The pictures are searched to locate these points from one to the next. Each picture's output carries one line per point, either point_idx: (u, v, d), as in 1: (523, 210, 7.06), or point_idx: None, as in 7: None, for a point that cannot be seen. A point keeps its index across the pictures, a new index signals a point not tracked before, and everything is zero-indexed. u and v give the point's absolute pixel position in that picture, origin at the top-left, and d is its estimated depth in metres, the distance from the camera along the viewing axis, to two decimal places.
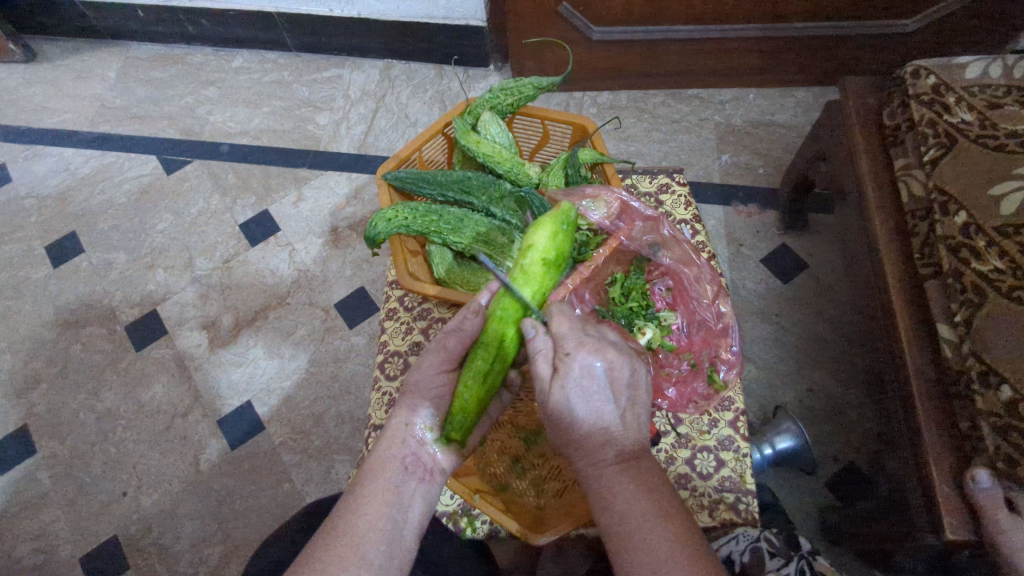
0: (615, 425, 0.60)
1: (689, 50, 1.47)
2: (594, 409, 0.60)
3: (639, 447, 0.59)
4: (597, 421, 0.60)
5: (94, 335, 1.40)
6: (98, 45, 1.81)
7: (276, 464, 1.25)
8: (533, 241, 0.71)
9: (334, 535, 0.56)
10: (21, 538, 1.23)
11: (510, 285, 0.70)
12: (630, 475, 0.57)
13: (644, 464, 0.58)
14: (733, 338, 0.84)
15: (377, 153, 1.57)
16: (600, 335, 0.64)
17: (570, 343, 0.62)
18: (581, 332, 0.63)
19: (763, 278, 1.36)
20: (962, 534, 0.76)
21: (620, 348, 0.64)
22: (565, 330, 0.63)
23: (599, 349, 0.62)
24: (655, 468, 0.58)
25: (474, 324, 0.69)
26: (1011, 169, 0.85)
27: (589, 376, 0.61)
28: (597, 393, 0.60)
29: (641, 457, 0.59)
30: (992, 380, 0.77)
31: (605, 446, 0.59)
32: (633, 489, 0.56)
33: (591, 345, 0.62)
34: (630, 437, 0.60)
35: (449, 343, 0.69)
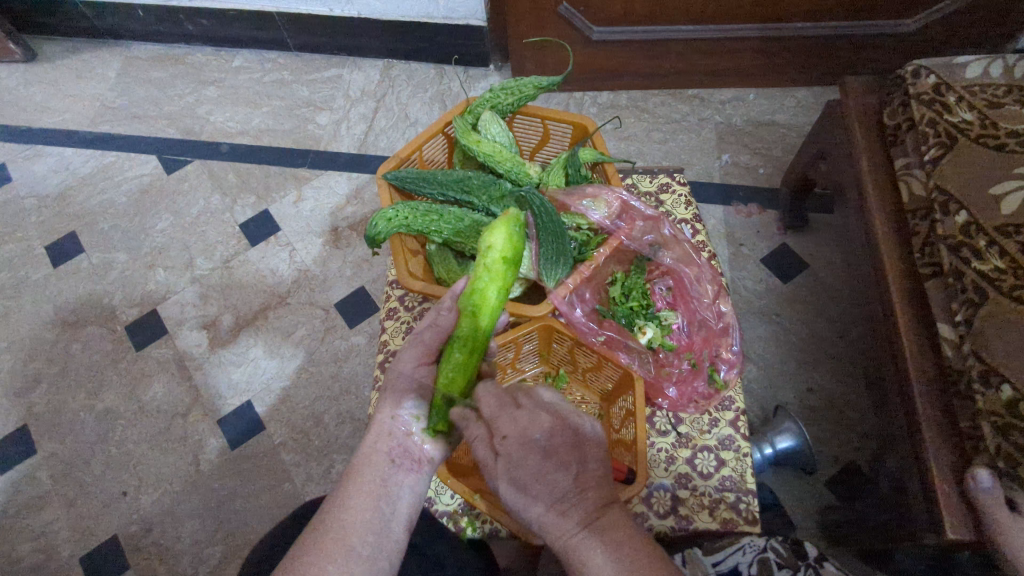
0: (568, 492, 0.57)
1: (688, 50, 1.47)
2: (543, 482, 0.57)
3: (600, 503, 0.57)
4: (548, 493, 0.57)
5: (94, 335, 1.40)
6: (98, 44, 1.81)
7: (276, 464, 1.25)
8: (490, 241, 0.72)
9: (322, 529, 0.57)
10: (20, 538, 1.23)
11: (474, 285, 0.71)
12: (597, 537, 0.54)
13: (609, 520, 0.55)
14: (734, 338, 0.84)
15: (378, 153, 1.57)
16: (532, 402, 0.63)
17: (501, 424, 0.60)
18: (511, 407, 0.62)
19: (763, 277, 1.35)
20: (962, 534, 0.76)
21: (555, 411, 0.62)
22: (495, 411, 0.62)
23: (532, 422, 0.60)
24: (622, 520, 0.56)
25: (449, 319, 0.70)
26: (1009, 171, 0.86)
27: (530, 451, 0.58)
28: (541, 466, 0.58)
29: (605, 513, 0.56)
30: (994, 380, 0.77)
31: (566, 513, 0.56)
32: (605, 552, 0.53)
33: (523, 420, 0.60)
34: (588, 495, 0.57)
35: (426, 338, 0.69)
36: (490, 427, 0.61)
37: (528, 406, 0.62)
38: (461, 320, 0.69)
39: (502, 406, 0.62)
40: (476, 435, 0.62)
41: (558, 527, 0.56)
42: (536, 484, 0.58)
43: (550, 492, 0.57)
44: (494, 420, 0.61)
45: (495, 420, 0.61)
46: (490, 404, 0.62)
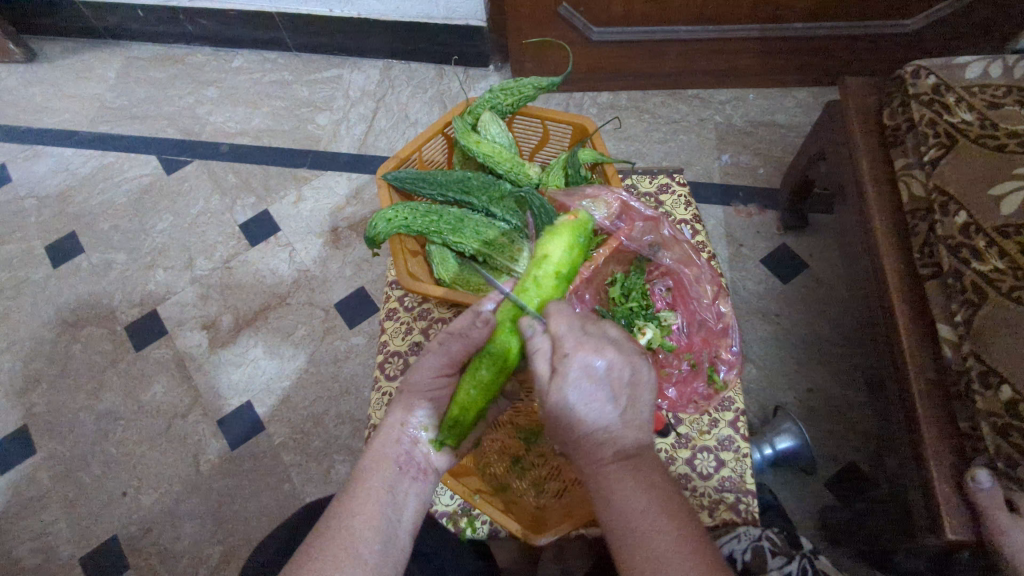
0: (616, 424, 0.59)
1: (689, 50, 1.47)
2: (593, 410, 0.59)
3: (639, 445, 0.58)
4: (597, 420, 0.59)
5: (94, 335, 1.40)
6: (98, 44, 1.81)
7: (277, 464, 1.25)
8: (548, 250, 0.71)
9: (329, 536, 0.57)
10: (20, 538, 1.23)
11: (521, 295, 0.69)
12: (629, 474, 0.56)
13: (644, 463, 0.57)
14: (733, 338, 0.84)
15: (377, 153, 1.57)
16: (599, 333, 0.62)
17: (565, 344, 0.61)
18: (579, 330, 0.62)
19: (763, 278, 1.35)
20: (962, 534, 0.76)
21: (621, 344, 0.62)
22: (564, 329, 0.62)
23: (596, 351, 0.60)
24: (654, 466, 0.57)
25: (484, 331, 0.68)
26: (1009, 171, 0.86)
27: (588, 375, 0.59)
28: (596, 392, 0.59)
29: (641, 457, 0.58)
30: (992, 380, 0.77)
31: (606, 444, 0.58)
32: (633, 488, 0.55)
33: (589, 345, 0.60)
34: (629, 435, 0.59)
35: (453, 347, 0.67)
36: (555, 342, 0.62)
37: (596, 333, 0.62)
38: (498, 332, 0.68)
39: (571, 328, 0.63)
40: (540, 347, 0.63)
41: (595, 454, 0.58)
42: (587, 409, 0.59)
43: (597, 421, 0.59)
44: (560, 339, 0.61)
45: (560, 338, 0.62)
46: (560, 320, 0.63)
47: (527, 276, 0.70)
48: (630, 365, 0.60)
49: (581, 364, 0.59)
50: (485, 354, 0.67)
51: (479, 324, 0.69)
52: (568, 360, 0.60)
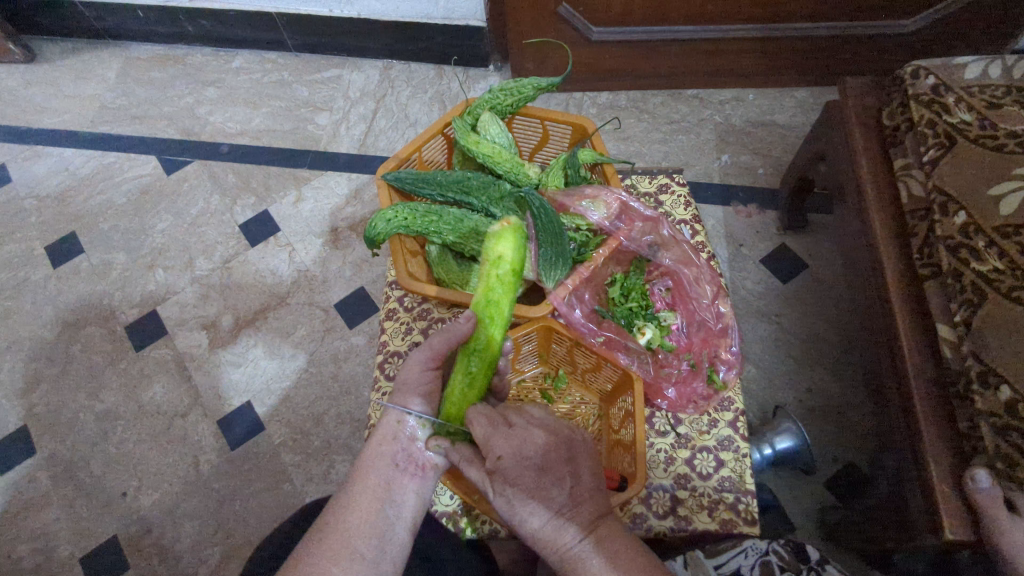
0: (565, 506, 0.59)
1: (689, 50, 1.47)
2: (540, 497, 0.58)
3: (595, 514, 0.59)
4: (544, 507, 0.58)
5: (94, 335, 1.40)
6: (98, 45, 1.81)
7: (276, 465, 1.25)
8: (493, 254, 0.70)
9: (326, 531, 0.58)
10: (20, 538, 1.23)
11: (490, 296, 0.70)
12: (593, 550, 0.56)
13: (604, 532, 0.58)
14: (733, 338, 0.84)
15: (377, 153, 1.57)
16: (523, 421, 0.63)
17: (492, 448, 0.61)
18: (504, 426, 0.63)
19: (763, 278, 1.35)
20: (961, 534, 0.76)
21: (548, 427, 0.63)
22: (489, 430, 0.62)
23: (526, 440, 0.60)
24: (614, 532, 0.58)
25: (466, 328, 0.68)
26: (1009, 171, 0.86)
27: (525, 469, 0.59)
28: (538, 481, 0.59)
29: (601, 526, 0.58)
30: (992, 380, 0.77)
31: (563, 527, 0.58)
32: (602, 563, 0.56)
33: (516, 438, 0.61)
34: (584, 508, 0.59)
35: (439, 343, 0.67)
36: (484, 447, 0.61)
37: (522, 423, 0.63)
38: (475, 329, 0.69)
39: (496, 427, 0.63)
40: (462, 454, 0.63)
41: (554, 541, 0.58)
42: (534, 498, 0.59)
43: (546, 508, 0.58)
44: (488, 441, 0.61)
45: (488, 440, 0.62)
46: (481, 424, 0.63)
47: (487, 278, 0.70)
48: (562, 442, 0.62)
49: (512, 459, 0.59)
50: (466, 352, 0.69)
51: (460, 324, 0.68)
52: (497, 463, 0.59)
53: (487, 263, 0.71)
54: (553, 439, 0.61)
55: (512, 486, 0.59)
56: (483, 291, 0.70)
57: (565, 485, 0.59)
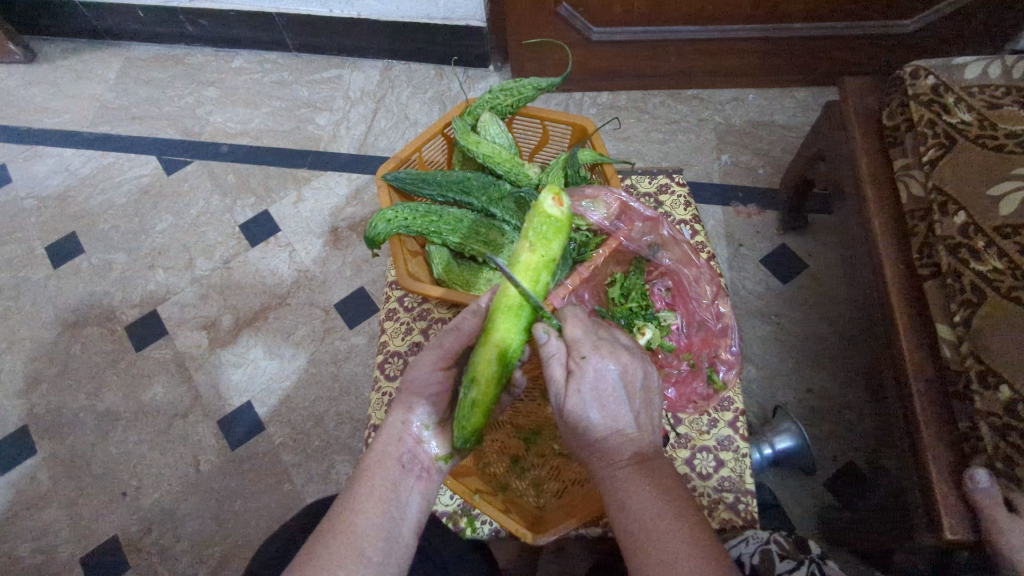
0: (630, 427, 0.60)
1: (689, 50, 1.47)
2: (610, 413, 0.60)
3: (653, 449, 0.60)
4: (613, 422, 0.60)
5: (94, 335, 1.40)
6: (98, 45, 1.81)
7: (277, 465, 1.25)
8: (544, 251, 0.67)
9: (333, 533, 0.57)
10: (20, 538, 1.23)
11: (532, 296, 0.66)
12: (645, 476, 0.57)
13: (658, 464, 0.58)
14: (733, 338, 0.84)
15: (377, 153, 1.57)
16: (614, 337, 0.64)
17: (583, 347, 0.62)
18: (596, 336, 0.64)
19: (763, 278, 1.36)
20: (962, 534, 0.76)
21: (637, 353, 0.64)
22: (583, 335, 0.63)
23: (614, 352, 0.62)
24: (667, 470, 0.58)
25: (472, 324, 0.69)
26: (1008, 171, 0.86)
27: (607, 379, 0.61)
28: (615, 394, 0.61)
29: (657, 458, 0.59)
30: (992, 380, 0.78)
31: (621, 447, 0.59)
32: (650, 488, 0.56)
33: (606, 348, 0.63)
34: (646, 439, 0.60)
35: (447, 343, 0.68)
36: (574, 346, 0.63)
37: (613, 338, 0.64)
38: (493, 327, 0.66)
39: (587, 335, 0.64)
40: (558, 349, 0.64)
41: (611, 454, 0.59)
42: (606, 410, 0.60)
43: (613, 424, 0.60)
44: (579, 342, 0.63)
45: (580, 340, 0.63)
46: (578, 326, 0.64)
47: (529, 275, 0.67)
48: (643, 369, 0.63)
49: (594, 366, 0.61)
50: (483, 350, 0.66)
51: (469, 318, 0.69)
52: (584, 362, 0.61)
53: (539, 260, 0.67)
54: (637, 366, 0.63)
55: (591, 388, 0.61)
56: (525, 293, 0.66)
57: (633, 409, 0.61)
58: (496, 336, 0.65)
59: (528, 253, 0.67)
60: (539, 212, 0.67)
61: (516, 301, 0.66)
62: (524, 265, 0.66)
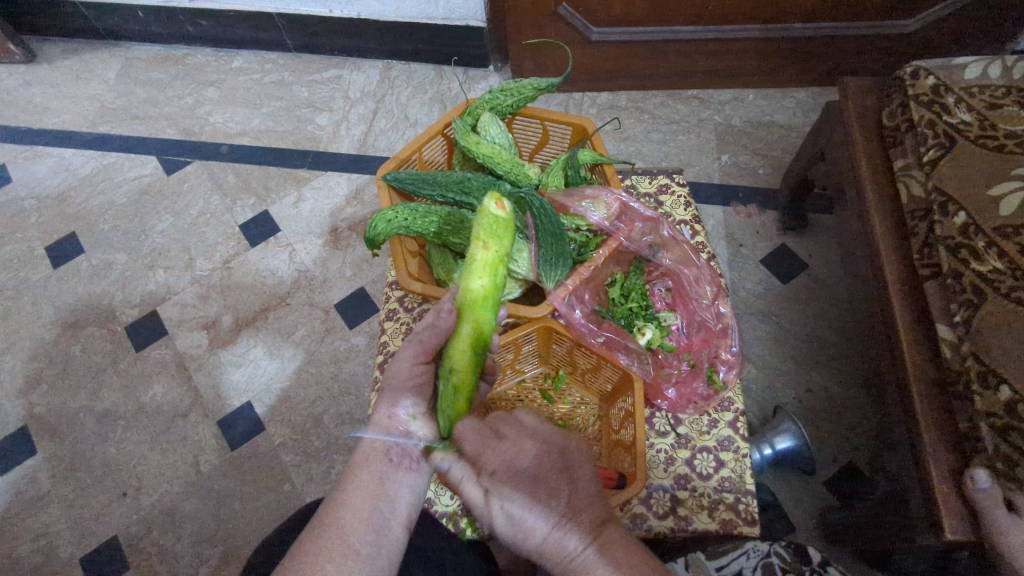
0: (564, 514, 0.58)
1: (689, 50, 1.47)
2: (539, 512, 0.59)
3: (595, 520, 0.59)
4: (544, 521, 0.58)
5: (95, 335, 1.40)
6: (99, 45, 1.81)
7: (277, 465, 1.25)
8: (498, 247, 0.67)
9: (323, 526, 0.58)
10: (21, 539, 1.23)
11: (491, 291, 0.67)
12: (597, 558, 0.56)
13: (606, 537, 0.58)
14: (733, 339, 0.85)
15: (378, 153, 1.57)
16: (516, 432, 0.62)
17: (486, 461, 0.61)
18: (494, 439, 0.62)
19: (763, 278, 1.35)
20: (961, 535, 0.76)
21: (540, 437, 0.63)
22: (479, 445, 0.62)
23: (519, 453, 0.61)
24: (615, 536, 0.58)
25: (448, 321, 0.67)
26: (1009, 171, 0.86)
27: (520, 482, 0.60)
28: (534, 494, 0.59)
29: (601, 531, 0.58)
30: (992, 381, 0.77)
31: (566, 538, 0.58)
32: (606, 568, 0.56)
33: (509, 450, 0.61)
34: (584, 515, 0.59)
35: (424, 338, 0.67)
36: (475, 463, 0.61)
37: (512, 436, 0.62)
38: (464, 320, 0.67)
39: (484, 441, 0.62)
40: (460, 472, 0.62)
41: (557, 552, 0.57)
42: (532, 513, 0.58)
43: (546, 521, 0.58)
44: (480, 456, 0.61)
45: (480, 456, 0.61)
46: (470, 439, 0.62)
47: (490, 272, 0.67)
48: (554, 449, 0.62)
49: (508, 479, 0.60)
50: (456, 343, 0.66)
51: (443, 315, 0.67)
52: (494, 481, 0.60)
53: (494, 257, 0.67)
54: (545, 453, 0.62)
55: (510, 502, 0.59)
56: (489, 287, 0.67)
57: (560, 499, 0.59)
58: (468, 327, 0.66)
59: (483, 252, 0.66)
60: (485, 216, 0.67)
61: (481, 294, 0.66)
62: (480, 263, 0.67)
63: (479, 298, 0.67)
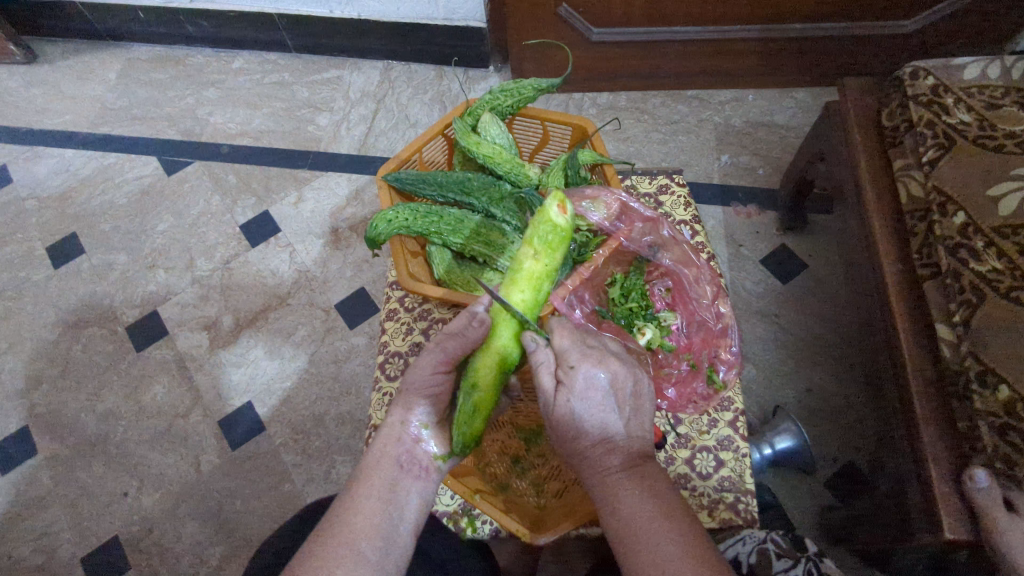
0: (619, 431, 0.60)
1: (688, 50, 1.47)
2: (598, 419, 0.60)
3: (643, 452, 0.60)
4: (600, 429, 0.60)
5: (95, 335, 1.40)
6: (99, 46, 1.82)
7: (278, 465, 1.25)
8: (548, 261, 0.69)
9: (333, 531, 0.58)
10: (22, 539, 1.23)
11: (528, 305, 0.68)
12: (635, 481, 0.57)
13: (647, 468, 0.59)
14: (733, 339, 0.84)
15: (377, 154, 1.57)
16: (601, 346, 0.64)
17: (571, 356, 0.62)
18: (583, 344, 0.64)
19: (763, 278, 1.36)
20: (961, 533, 0.77)
21: (621, 359, 0.64)
22: (570, 342, 0.63)
23: (602, 360, 0.62)
24: (655, 471, 0.59)
25: (479, 331, 0.65)
26: (1008, 172, 0.87)
27: (596, 386, 0.61)
28: (601, 401, 0.61)
29: (644, 463, 0.59)
30: (991, 380, 0.78)
31: (609, 454, 0.59)
32: (639, 492, 0.56)
33: (594, 355, 0.62)
34: (635, 443, 0.60)
35: (450, 347, 0.65)
36: (560, 356, 0.63)
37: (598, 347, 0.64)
38: (497, 334, 0.67)
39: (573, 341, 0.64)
40: (547, 359, 0.63)
41: (600, 460, 0.59)
42: (592, 417, 0.60)
43: (602, 430, 0.60)
44: (566, 352, 0.63)
45: (565, 351, 0.63)
46: (565, 335, 0.64)
47: (530, 287, 0.68)
48: (630, 376, 0.63)
49: (584, 377, 0.61)
50: (484, 355, 0.66)
51: (474, 325, 0.65)
52: (573, 371, 0.61)
53: (538, 272, 0.68)
54: (625, 371, 0.63)
55: (578, 399, 0.60)
56: (526, 303, 0.68)
57: (622, 414, 0.61)
58: (500, 342, 0.66)
59: (532, 263, 0.68)
60: (547, 221, 0.68)
61: (521, 309, 0.67)
62: (523, 274, 0.68)
63: (517, 313, 0.67)
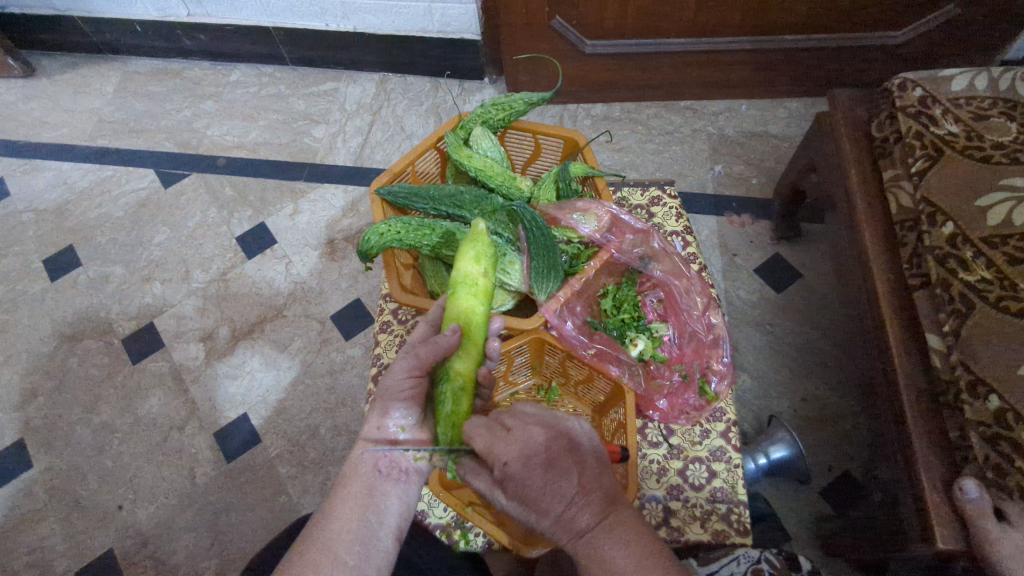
0: (576, 496, 0.58)
1: (679, 62, 1.49)
2: (550, 494, 0.57)
3: (606, 499, 0.58)
4: (555, 503, 0.58)
5: (91, 348, 1.40)
6: (98, 59, 1.83)
7: (273, 477, 1.25)
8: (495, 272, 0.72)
9: (313, 537, 0.59)
10: (16, 553, 1.23)
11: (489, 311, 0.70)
12: (608, 536, 0.56)
13: (617, 517, 0.57)
14: (724, 349, 0.85)
15: (374, 165, 1.58)
16: (520, 422, 0.62)
17: (496, 455, 0.59)
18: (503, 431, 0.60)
19: (757, 287, 1.36)
20: (952, 543, 0.76)
21: (547, 423, 0.61)
22: (489, 440, 0.60)
23: (527, 440, 0.59)
24: (625, 516, 0.58)
25: (452, 341, 0.65)
26: (995, 182, 0.89)
27: (532, 469, 0.58)
28: (545, 479, 0.57)
29: (612, 511, 0.58)
30: (980, 390, 0.79)
31: (575, 517, 0.57)
32: (614, 548, 0.55)
33: (519, 439, 0.59)
34: (594, 494, 0.58)
35: (421, 352, 0.64)
36: (488, 457, 0.60)
37: (519, 425, 0.61)
38: (469, 341, 0.68)
39: (494, 434, 0.61)
40: (469, 465, 0.64)
41: (570, 530, 0.57)
42: (544, 496, 0.58)
43: (557, 501, 0.57)
44: (491, 450, 0.59)
45: (491, 450, 0.59)
46: (481, 436, 0.60)
47: (488, 297, 0.71)
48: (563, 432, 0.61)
49: (519, 468, 0.58)
50: (461, 363, 0.67)
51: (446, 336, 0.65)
52: (506, 469, 0.58)
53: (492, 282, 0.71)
54: (554, 433, 0.60)
55: (522, 490, 0.58)
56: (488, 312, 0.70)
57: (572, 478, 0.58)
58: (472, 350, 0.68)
59: (485, 277, 0.71)
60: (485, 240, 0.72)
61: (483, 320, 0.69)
62: (483, 284, 0.70)
63: (480, 319, 0.69)
